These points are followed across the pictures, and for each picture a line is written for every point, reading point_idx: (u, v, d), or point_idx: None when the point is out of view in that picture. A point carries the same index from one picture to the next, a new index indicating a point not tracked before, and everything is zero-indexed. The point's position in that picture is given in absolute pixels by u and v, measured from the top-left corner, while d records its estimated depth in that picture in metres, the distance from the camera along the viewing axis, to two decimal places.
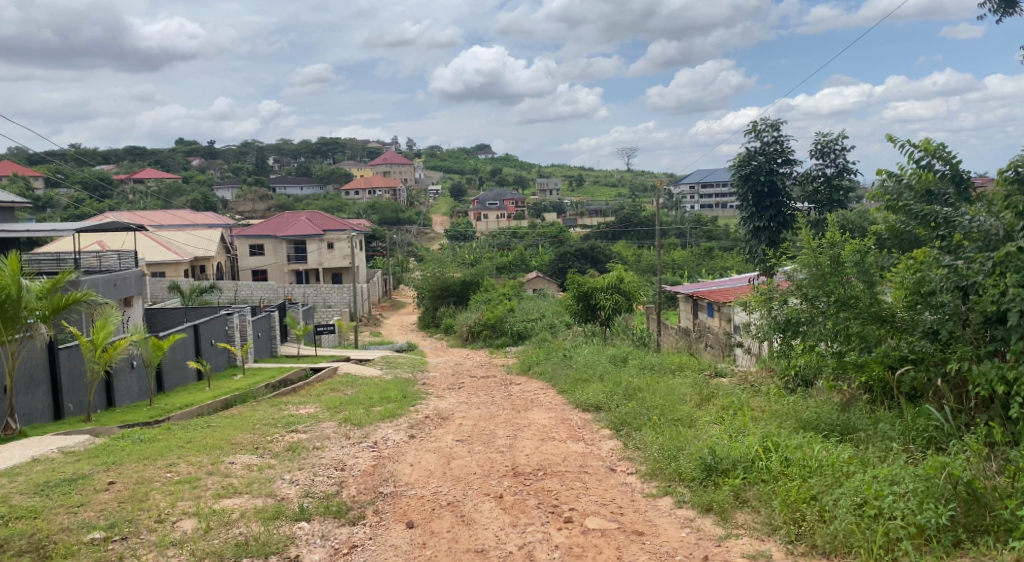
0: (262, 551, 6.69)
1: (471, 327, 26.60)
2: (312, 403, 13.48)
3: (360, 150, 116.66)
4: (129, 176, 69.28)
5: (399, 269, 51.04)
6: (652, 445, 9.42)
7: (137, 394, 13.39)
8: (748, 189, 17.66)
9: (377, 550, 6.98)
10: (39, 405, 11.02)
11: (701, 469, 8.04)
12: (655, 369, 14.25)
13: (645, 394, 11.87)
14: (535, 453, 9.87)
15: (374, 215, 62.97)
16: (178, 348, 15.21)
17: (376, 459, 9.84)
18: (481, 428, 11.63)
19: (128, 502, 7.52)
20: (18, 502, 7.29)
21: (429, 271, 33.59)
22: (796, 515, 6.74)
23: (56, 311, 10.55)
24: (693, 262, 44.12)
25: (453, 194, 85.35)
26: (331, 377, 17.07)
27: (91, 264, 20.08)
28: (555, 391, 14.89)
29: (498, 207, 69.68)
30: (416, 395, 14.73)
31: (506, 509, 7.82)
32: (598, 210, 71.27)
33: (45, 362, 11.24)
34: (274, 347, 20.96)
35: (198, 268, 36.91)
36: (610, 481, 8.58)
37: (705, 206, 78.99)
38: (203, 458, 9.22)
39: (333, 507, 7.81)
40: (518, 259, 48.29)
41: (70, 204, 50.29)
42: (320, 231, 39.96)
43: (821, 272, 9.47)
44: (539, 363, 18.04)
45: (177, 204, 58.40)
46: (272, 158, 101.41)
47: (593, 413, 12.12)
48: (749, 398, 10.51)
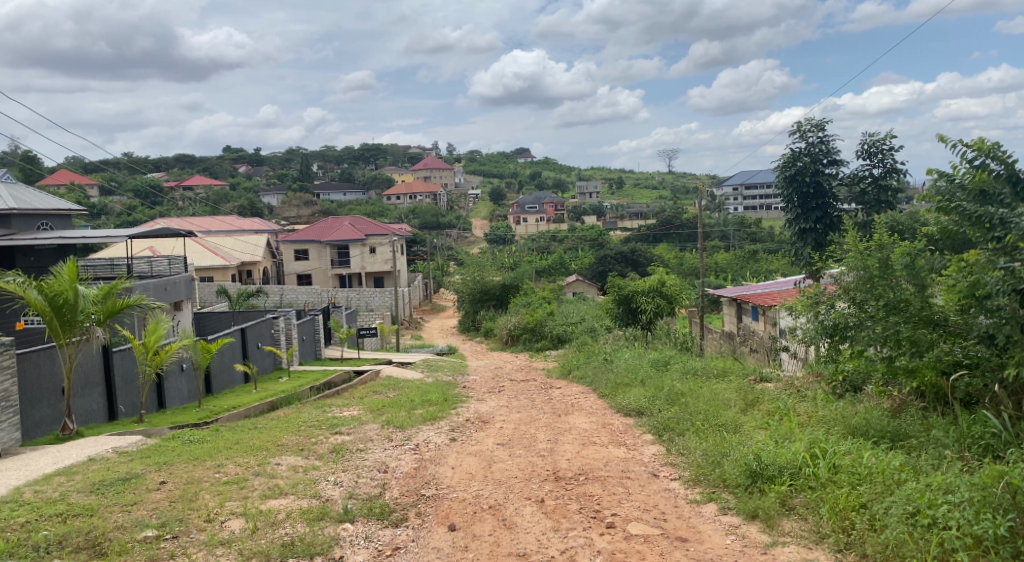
0: (307, 551, 6.80)
1: (510, 330, 26.71)
2: (354, 405, 13.64)
3: (401, 156, 117.90)
4: (178, 182, 70.97)
5: (439, 273, 51.43)
6: (695, 451, 9.32)
7: (187, 396, 13.75)
8: (794, 191, 17.33)
9: (420, 551, 7.06)
10: (94, 406, 11.39)
11: (746, 475, 7.91)
12: (698, 374, 14.08)
13: (688, 399, 11.74)
14: (577, 458, 9.83)
15: (414, 219, 63.61)
16: (226, 352, 15.55)
17: (419, 461, 9.94)
18: (522, 432, 11.63)
19: (178, 502, 7.71)
20: (75, 500, 7.53)
21: (469, 274, 33.76)
22: (845, 523, 6.61)
23: (111, 314, 10.84)
24: (737, 264, 43.59)
25: (492, 196, 85.57)
26: (373, 380, 17.29)
27: (142, 268, 20.60)
28: (595, 395, 14.85)
29: (537, 211, 69.85)
30: (457, 399, 14.78)
31: (548, 513, 7.81)
32: (637, 214, 70.96)
33: (100, 365, 11.61)
34: (318, 350, 21.30)
35: (244, 272, 37.72)
36: (653, 487, 8.51)
37: (748, 207, 78.18)
38: (250, 459, 9.41)
39: (376, 510, 7.91)
40: (559, 263, 47.98)
41: (122, 211, 51.83)
42: (361, 236, 40.50)
43: (868, 275, 9.24)
44: (580, 367, 18.01)
45: (224, 210, 59.82)
46: (315, 163, 102.89)
47: (634, 418, 12.04)
48: (796, 404, 10.32)
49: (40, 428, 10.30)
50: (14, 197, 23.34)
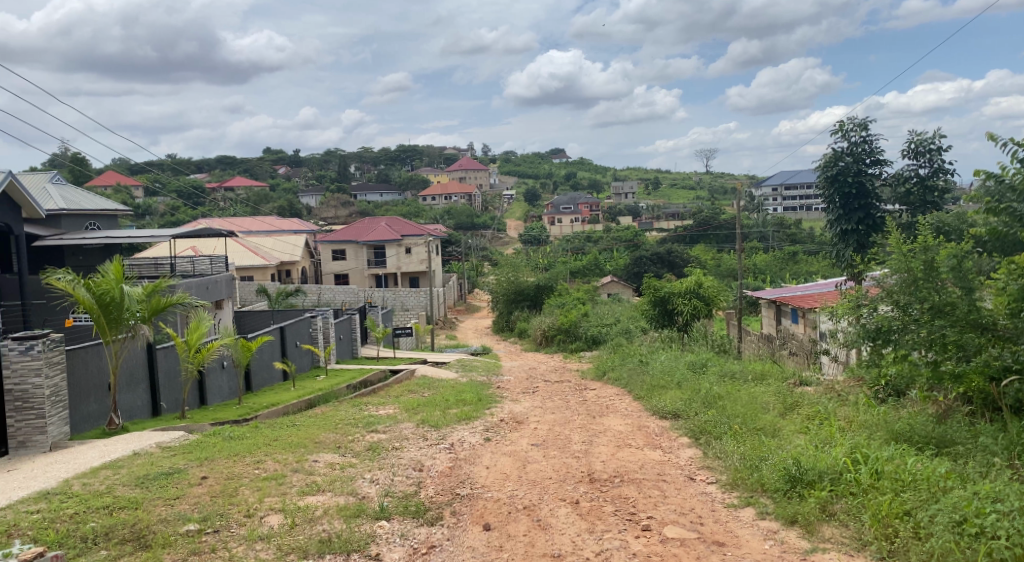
0: (344, 548, 6.87)
1: (545, 331, 26.68)
2: (390, 404, 13.76)
3: (437, 157, 118.59)
4: (220, 184, 72.33)
5: (474, 273, 51.64)
6: (732, 454, 9.21)
7: (228, 393, 14.03)
8: (835, 191, 17.04)
9: (455, 550, 7.09)
10: (139, 402, 11.66)
11: (785, 480, 7.80)
12: (735, 377, 13.93)
13: (725, 402, 11.60)
14: (611, 460, 9.78)
15: (450, 220, 63.96)
16: (265, 350, 15.82)
17: (453, 460, 9.99)
18: (556, 433, 11.61)
19: (219, 497, 7.86)
20: (120, 493, 7.73)
21: (503, 275, 33.85)
22: (888, 531, 6.49)
23: (155, 312, 11.08)
24: (776, 266, 43.01)
25: (527, 197, 85.59)
26: (408, 379, 17.41)
27: (185, 267, 21.04)
28: (631, 397, 14.76)
29: (572, 211, 69.76)
30: (491, 399, 14.82)
31: (583, 515, 7.79)
32: (674, 214, 70.41)
33: (144, 362, 11.88)
34: (355, 349, 21.54)
35: (283, 272, 38.28)
36: (690, 490, 8.44)
37: (787, 208, 77.07)
38: (288, 456, 9.55)
39: (412, 508, 7.97)
40: (593, 263, 47.82)
41: (166, 213, 52.97)
42: (397, 236, 40.82)
43: (912, 277, 9.02)
44: (615, 369, 17.90)
45: (264, 211, 60.79)
46: (353, 164, 103.97)
47: (670, 421, 11.95)
48: (837, 408, 10.14)
49: (88, 422, 10.57)
50: (64, 198, 24.07)
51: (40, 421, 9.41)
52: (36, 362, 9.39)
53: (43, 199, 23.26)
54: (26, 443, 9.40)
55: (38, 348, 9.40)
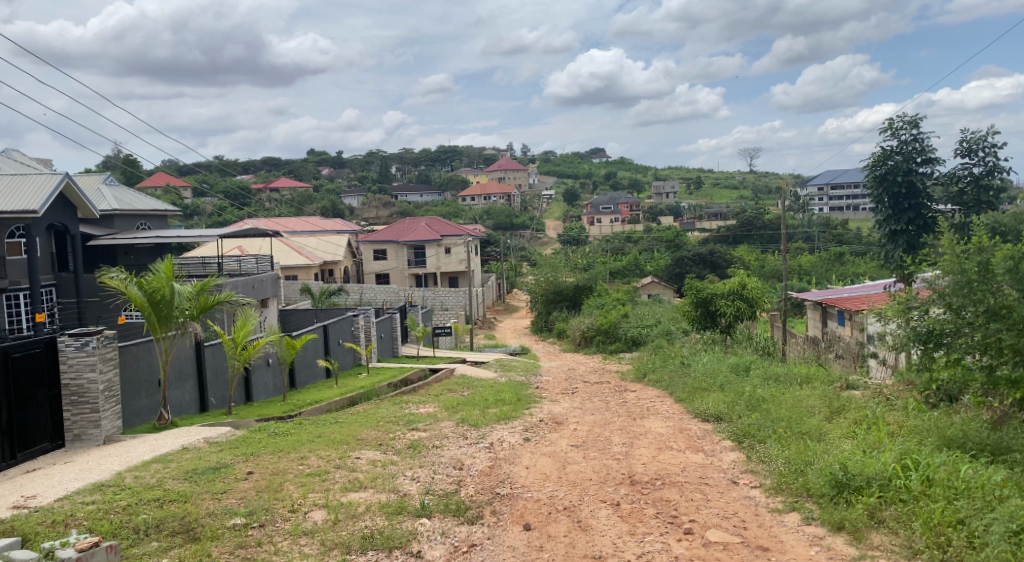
0: (386, 545, 6.93)
1: (584, 332, 26.58)
2: (430, 403, 13.87)
3: (477, 157, 119.06)
4: (265, 184, 73.70)
5: (513, 273, 51.72)
6: (776, 459, 9.07)
7: (272, 390, 14.29)
8: (884, 190, 16.66)
9: (496, 550, 7.11)
10: (187, 398, 11.95)
11: (831, 485, 7.65)
12: (780, 380, 13.70)
13: (769, 406, 11.41)
14: (652, 462, 9.71)
15: (489, 221, 64.19)
16: (309, 348, 16.08)
17: (493, 460, 10.02)
18: (596, 434, 11.58)
19: (264, 492, 8.01)
20: (171, 487, 7.93)
21: (542, 275, 33.83)
22: (940, 539, 6.32)
23: (204, 310, 11.31)
24: (821, 267, 42.23)
25: (567, 197, 85.41)
26: (448, 378, 17.50)
27: (232, 267, 21.48)
28: (672, 399, 14.63)
29: (612, 211, 69.45)
30: (530, 399, 14.84)
31: (624, 517, 7.75)
32: (716, 214, 69.53)
33: (193, 358, 12.17)
34: (395, 348, 21.75)
35: (326, 271, 38.82)
36: (733, 494, 8.34)
37: (833, 207, 75.58)
38: (332, 452, 9.70)
39: (452, 506, 8.02)
40: (634, 264, 47.50)
41: (213, 213, 54.17)
42: (437, 236, 41.07)
43: (966, 279, 8.79)
44: (655, 370, 17.75)
45: (308, 211, 61.72)
46: (394, 164, 104.95)
47: (713, 424, 11.81)
48: (885, 413, 9.92)
49: (139, 417, 10.87)
50: (117, 199, 24.77)
51: (94, 415, 9.71)
52: (90, 357, 9.68)
53: (97, 200, 23.97)
54: (81, 436, 9.70)
55: (93, 344, 9.69)
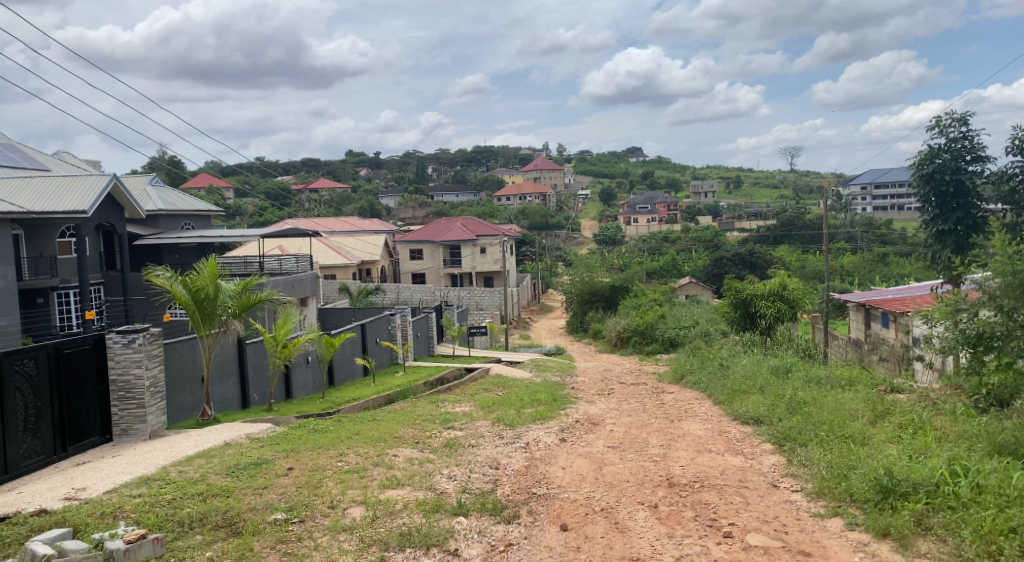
0: (423, 542, 6.97)
1: (620, 332, 26.44)
2: (466, 402, 13.93)
3: (513, 157, 119.22)
4: (305, 185, 74.82)
5: (548, 273, 51.69)
6: (818, 463, 8.91)
7: (311, 387, 14.50)
8: (931, 189, 16.28)
9: (533, 550, 7.11)
10: (229, 394, 12.19)
11: (876, 490, 7.50)
12: (821, 383, 13.48)
13: (811, 409, 11.23)
14: (691, 465, 9.62)
15: (524, 221, 64.22)
16: (348, 346, 16.27)
17: (529, 460, 10.02)
18: (633, 436, 11.52)
19: (304, 487, 8.13)
20: (214, 481, 8.09)
21: (578, 275, 33.75)
22: (991, 548, 6.14)
23: (246, 308, 11.48)
24: (864, 268, 41.45)
25: (603, 196, 85.03)
26: (484, 377, 17.54)
27: (273, 266, 21.83)
28: (710, 401, 14.47)
29: (649, 211, 68.99)
30: (566, 399, 14.82)
31: (662, 519, 7.69)
32: (756, 214, 68.63)
33: (235, 356, 12.40)
34: (431, 346, 21.88)
35: (364, 271, 39.22)
36: (773, 497, 8.21)
37: (877, 207, 74.08)
38: (370, 450, 9.80)
39: (489, 505, 8.03)
40: (671, 264, 47.12)
41: (254, 214, 55.11)
42: (473, 236, 41.21)
43: (1018, 281, 8.62)
44: (693, 372, 17.57)
45: (346, 211, 62.45)
46: (430, 165, 105.61)
47: (752, 427, 11.65)
48: (932, 417, 9.69)
49: (183, 413, 11.11)
50: (162, 199, 25.39)
51: (141, 410, 9.94)
52: (137, 354, 9.91)
53: (142, 201, 24.58)
54: (128, 431, 9.94)
55: (140, 341, 9.92)
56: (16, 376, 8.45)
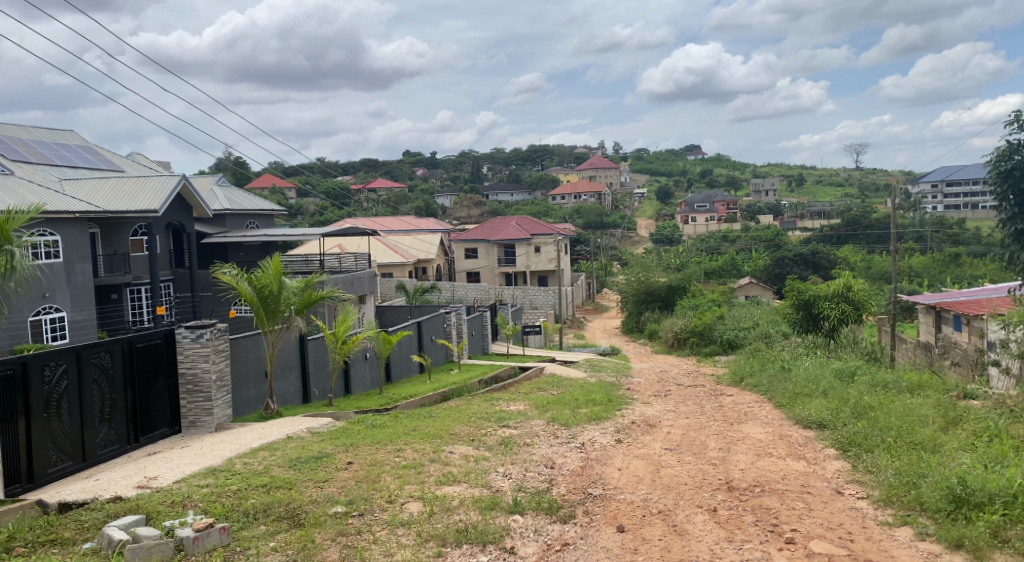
0: (480, 539, 7.01)
1: (677, 333, 26.08)
2: (521, 400, 13.95)
3: (568, 156, 118.93)
4: (364, 185, 76.11)
5: (603, 273, 51.40)
6: (886, 469, 8.64)
7: (370, 383, 14.74)
8: (1009, 187, 15.62)
9: (589, 550, 7.06)
10: (291, 389, 12.48)
11: (948, 500, 7.22)
12: (888, 387, 13.05)
13: (877, 414, 10.88)
14: (750, 469, 9.42)
15: (579, 219, 63.95)
16: (404, 343, 16.48)
17: (585, 460, 9.98)
18: (690, 438, 11.36)
19: (363, 482, 8.26)
20: (277, 474, 8.29)
21: (634, 274, 33.44)
22: None
23: (308, 305, 11.72)
24: (935, 269, 40.03)
25: (659, 195, 84.08)
26: (538, 376, 17.52)
27: (332, 264, 22.26)
28: (771, 404, 14.15)
29: (706, 210, 67.98)
30: (621, 400, 14.72)
31: (721, 523, 7.56)
32: (819, 213, 67.00)
33: (297, 351, 12.68)
34: (485, 344, 22.00)
35: (420, 269, 39.67)
36: (838, 504, 7.98)
37: (949, 205, 71.47)
38: (426, 446, 9.90)
39: (544, 504, 8.03)
40: (730, 264, 46.34)
41: (313, 214, 56.29)
42: (528, 236, 41.24)
43: None
44: (753, 375, 17.20)
45: (402, 211, 63.29)
46: (486, 164, 106.08)
47: (815, 431, 11.35)
48: (1009, 426, 9.27)
49: (248, 406, 11.41)
50: (229, 199, 26.17)
51: (207, 403, 10.26)
52: (204, 348, 10.21)
53: (210, 200, 25.38)
54: (196, 423, 10.28)
55: (207, 336, 10.22)
56: (93, 368, 8.81)
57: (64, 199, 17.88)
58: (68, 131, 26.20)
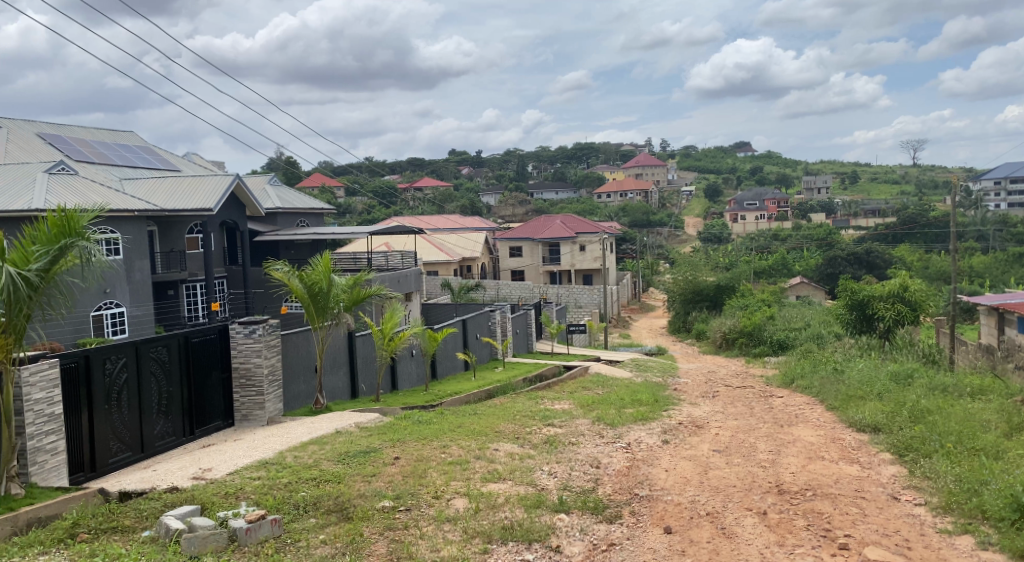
0: (526, 537, 6.99)
1: (725, 334, 25.62)
2: (565, 399, 13.91)
3: (615, 154, 118.22)
4: (410, 184, 76.79)
5: (649, 272, 50.93)
6: (945, 475, 8.36)
7: (416, 380, 14.86)
8: None
9: (636, 551, 7.00)
10: (340, 384, 12.66)
11: (1013, 508, 6.95)
12: (947, 391, 12.64)
13: (936, 418, 10.55)
14: (802, 472, 9.22)
15: (625, 217, 63.49)
16: (449, 340, 16.57)
17: (631, 460, 9.90)
18: (740, 440, 11.16)
19: (410, 477, 8.33)
20: (326, 467, 8.42)
21: (681, 274, 33.05)
22: None
23: (356, 302, 11.85)
24: (997, 269, 38.68)
25: (707, 193, 82.93)
26: (583, 375, 17.44)
27: (380, 261, 22.51)
28: (823, 407, 13.82)
29: (756, 209, 66.87)
30: (668, 400, 14.56)
31: (772, 527, 7.41)
32: (874, 211, 65.33)
33: (346, 347, 12.85)
34: (530, 343, 22.00)
35: (465, 268, 39.85)
36: (894, 510, 7.76)
37: (1012, 203, 69.00)
38: (471, 443, 9.93)
39: (590, 504, 7.98)
40: (780, 263, 45.46)
41: (361, 212, 57.01)
42: (573, 234, 41.11)
43: None
44: (804, 376, 16.80)
45: (448, 210, 63.69)
46: (531, 163, 106.09)
47: (869, 435, 11.05)
48: None
49: (298, 401, 11.61)
50: (280, 198, 26.68)
51: (259, 397, 10.47)
52: (257, 344, 10.42)
53: (262, 199, 25.91)
54: (248, 417, 10.50)
55: (260, 332, 10.43)
56: (151, 362, 9.05)
57: (125, 198, 18.44)
58: (129, 132, 27.01)
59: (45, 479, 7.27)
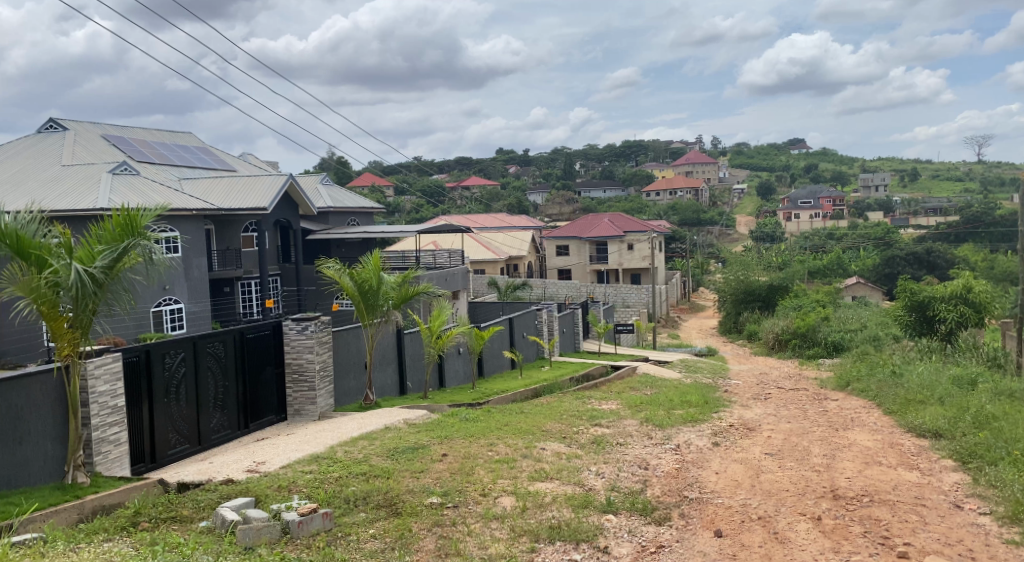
0: (573, 537, 6.96)
1: (778, 334, 25.03)
2: (613, 399, 13.81)
3: (664, 152, 116.96)
4: (458, 183, 77.24)
5: (699, 271, 50.27)
6: (1012, 484, 8.03)
7: (463, 377, 14.94)
8: None
9: (685, 554, 6.90)
10: (389, 381, 12.80)
11: None
12: (1014, 396, 12.17)
13: (1002, 424, 10.16)
14: (858, 478, 8.97)
15: (674, 216, 62.78)
16: (496, 339, 16.60)
17: (680, 462, 9.76)
18: (793, 444, 10.91)
19: (458, 474, 8.36)
20: (375, 463, 8.51)
21: (732, 273, 32.51)
22: None
23: (405, 300, 11.95)
24: None
25: (759, 191, 81.45)
26: (631, 376, 17.29)
27: (428, 260, 22.69)
28: (880, 411, 13.43)
29: (811, 207, 65.41)
30: (718, 402, 14.34)
31: (827, 533, 7.22)
32: (935, 209, 63.30)
33: (394, 345, 12.98)
34: (577, 342, 21.92)
35: (513, 266, 39.90)
36: (956, 519, 7.50)
37: None
38: (518, 441, 9.93)
39: (638, 505, 7.90)
40: (836, 263, 44.39)
41: (410, 212, 57.59)
42: (621, 232, 40.84)
43: None
44: (861, 379, 16.34)
45: (496, 209, 63.89)
46: (579, 162, 105.68)
47: (930, 440, 10.70)
48: None
49: (348, 397, 11.77)
50: (332, 198, 27.10)
51: (311, 393, 10.64)
52: (309, 340, 10.60)
53: (314, 198, 26.37)
54: (300, 412, 10.68)
55: (312, 328, 10.60)
56: (207, 356, 9.28)
57: (183, 198, 18.96)
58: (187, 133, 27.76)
59: (108, 469, 7.51)
